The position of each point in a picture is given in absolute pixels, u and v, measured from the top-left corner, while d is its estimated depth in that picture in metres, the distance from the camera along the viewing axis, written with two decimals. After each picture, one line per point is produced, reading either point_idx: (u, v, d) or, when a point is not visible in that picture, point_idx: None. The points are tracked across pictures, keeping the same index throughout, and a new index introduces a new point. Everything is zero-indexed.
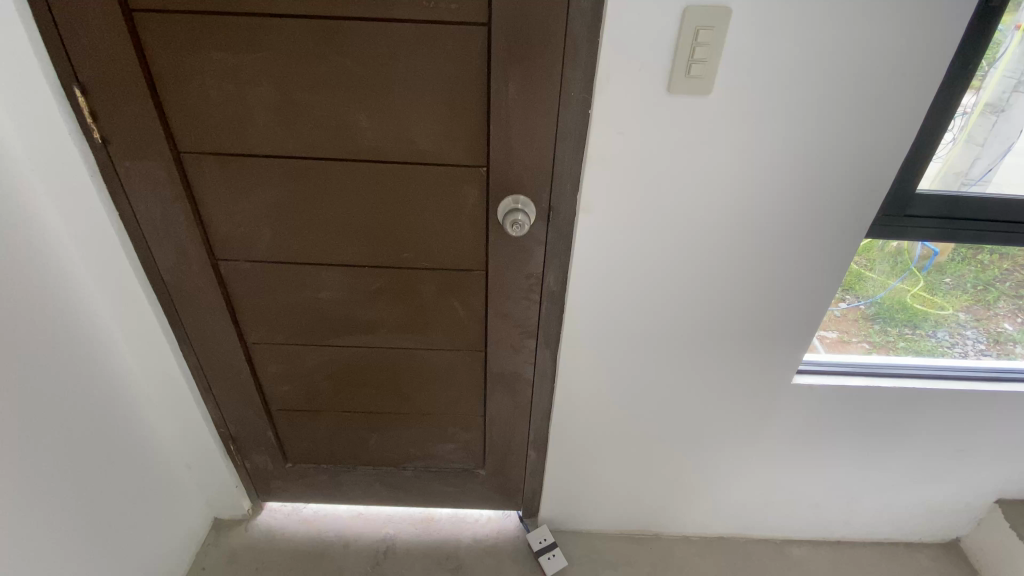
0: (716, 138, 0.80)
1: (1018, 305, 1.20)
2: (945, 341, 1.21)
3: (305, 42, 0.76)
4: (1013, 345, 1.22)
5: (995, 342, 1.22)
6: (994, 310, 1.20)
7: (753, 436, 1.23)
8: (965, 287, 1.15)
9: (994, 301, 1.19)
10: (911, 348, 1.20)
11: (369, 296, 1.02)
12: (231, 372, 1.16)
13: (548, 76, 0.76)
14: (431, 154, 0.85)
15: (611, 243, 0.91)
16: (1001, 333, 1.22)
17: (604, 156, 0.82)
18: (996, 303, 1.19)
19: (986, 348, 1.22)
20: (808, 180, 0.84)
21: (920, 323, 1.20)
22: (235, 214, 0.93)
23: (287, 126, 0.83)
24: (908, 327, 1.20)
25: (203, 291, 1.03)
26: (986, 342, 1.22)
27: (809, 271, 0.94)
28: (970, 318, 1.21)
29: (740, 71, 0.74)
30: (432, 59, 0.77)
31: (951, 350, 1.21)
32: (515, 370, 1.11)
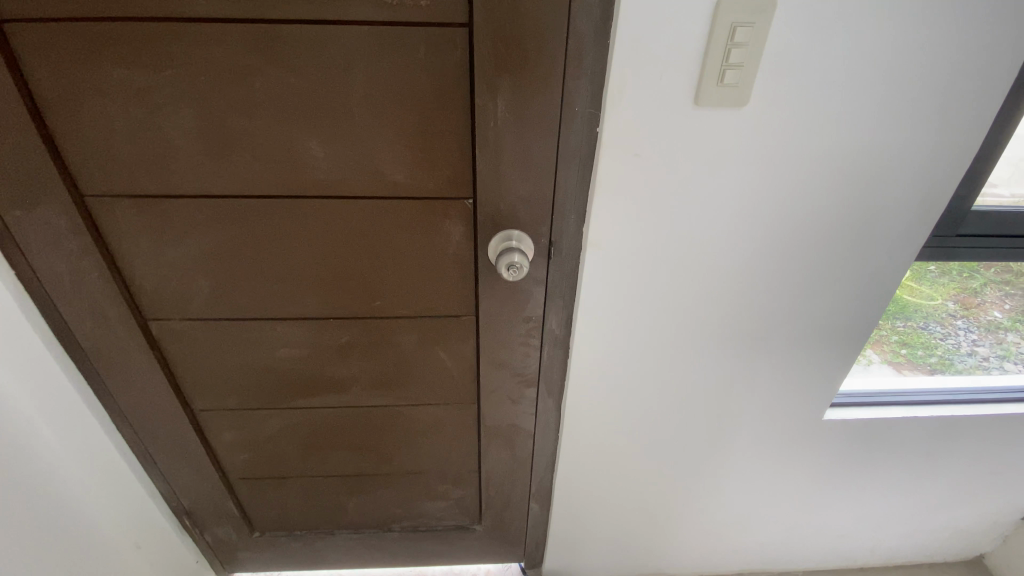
0: (749, 156, 0.66)
1: (1006, 291, 1.09)
2: (937, 333, 1.13)
3: (234, 53, 0.59)
4: (1004, 333, 1.16)
5: (987, 331, 1.16)
6: (982, 297, 1.10)
7: (778, 471, 1.11)
8: (951, 276, 1.03)
9: (982, 289, 1.08)
10: (903, 344, 1.12)
11: (338, 353, 0.86)
12: (177, 442, 0.98)
13: (545, 88, 0.61)
14: (404, 186, 0.69)
15: (623, 281, 0.77)
16: (991, 321, 1.14)
17: (616, 183, 0.67)
18: (983, 290, 1.08)
19: (980, 338, 1.16)
20: (853, 199, 0.72)
21: (912, 315, 1.09)
22: (163, 267, 0.76)
23: (220, 159, 0.66)
24: (900, 319, 1.09)
25: (132, 356, 0.85)
26: (978, 332, 1.15)
27: (849, 299, 0.83)
28: (958, 308, 1.11)
29: (779, 75, 0.60)
30: (401, 71, 0.61)
31: (942, 341, 1.14)
32: (514, 422, 0.97)
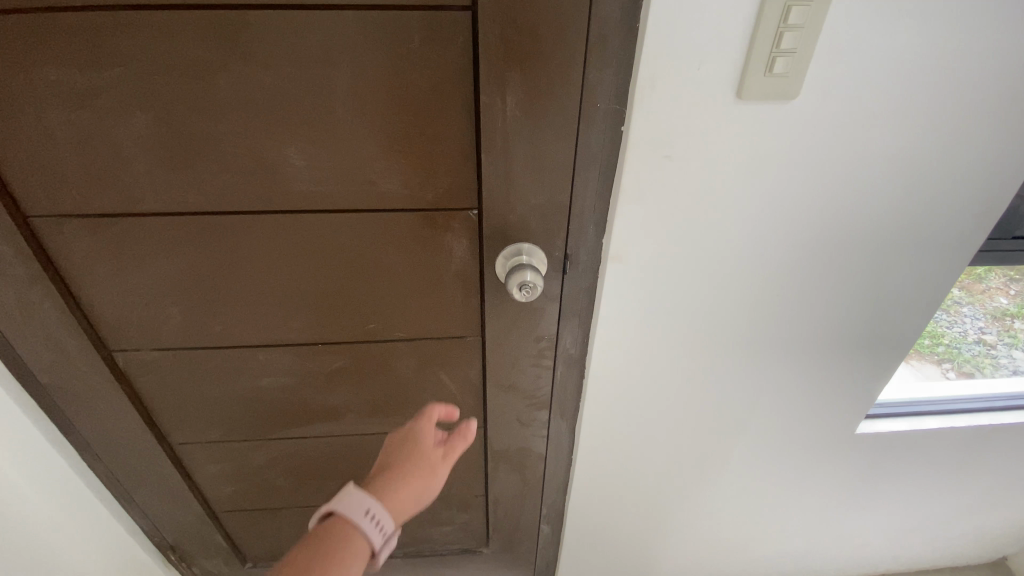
0: (794, 158, 0.58)
1: (1011, 275, 1.00)
2: (943, 322, 1.02)
3: (193, 47, 0.50)
4: (1011, 319, 1.07)
5: (994, 318, 1.06)
6: (987, 283, 1.00)
7: (807, 488, 1.04)
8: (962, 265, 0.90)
9: (987, 275, 0.97)
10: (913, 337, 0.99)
11: (329, 380, 0.78)
12: (156, 477, 0.89)
13: (563, 82, 0.52)
14: (400, 198, 0.60)
15: (645, 296, 0.69)
16: (998, 308, 1.05)
17: (643, 189, 0.59)
18: (989, 276, 0.98)
19: (986, 326, 1.07)
20: (907, 201, 0.64)
21: None
22: (127, 293, 0.66)
23: (185, 172, 0.57)
24: None
25: (97, 390, 0.76)
26: (985, 320, 1.06)
27: (894, 308, 0.75)
28: (964, 295, 1.00)
29: (832, 62, 0.52)
30: (394, 65, 0.52)
31: (947, 330, 1.03)
32: (524, 447, 0.89)
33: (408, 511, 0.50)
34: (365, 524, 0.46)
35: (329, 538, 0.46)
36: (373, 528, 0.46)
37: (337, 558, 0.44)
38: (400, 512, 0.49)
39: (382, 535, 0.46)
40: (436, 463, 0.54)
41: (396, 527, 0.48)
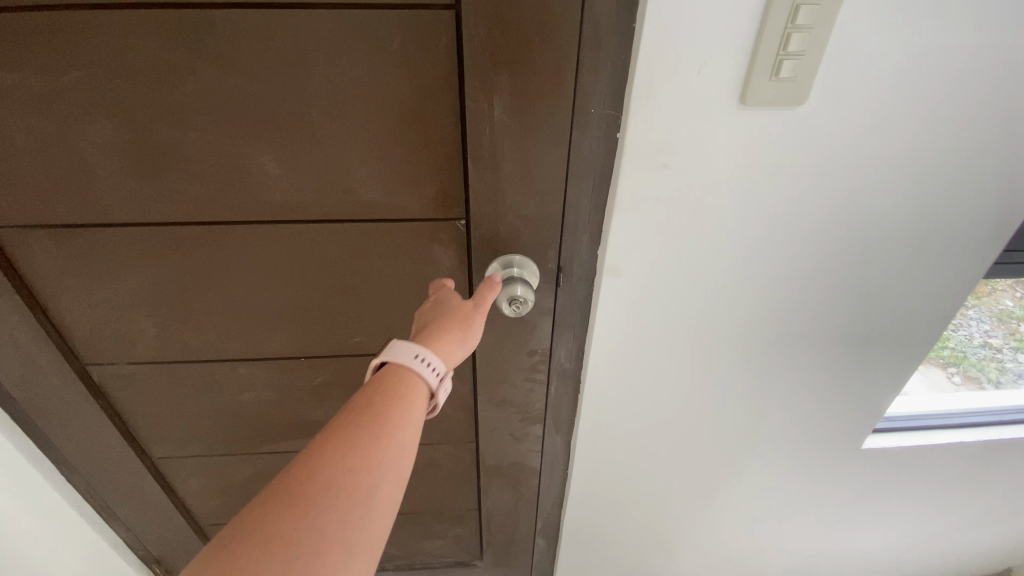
0: (801, 166, 0.55)
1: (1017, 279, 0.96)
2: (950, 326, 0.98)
3: (158, 48, 0.47)
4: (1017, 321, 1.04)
5: (999, 321, 1.03)
6: (993, 285, 0.96)
7: (811, 503, 1.00)
8: None
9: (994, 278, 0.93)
10: None
11: (314, 394, 0.75)
12: (138, 492, 0.87)
13: (553, 86, 0.49)
14: (383, 207, 0.57)
15: (643, 309, 0.66)
16: (1003, 310, 1.01)
17: (640, 199, 0.56)
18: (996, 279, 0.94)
19: (992, 329, 1.03)
20: (921, 210, 0.61)
21: None
22: (98, 306, 0.63)
23: (154, 180, 0.54)
24: None
25: (71, 405, 0.73)
26: (991, 323, 1.02)
27: (904, 320, 0.72)
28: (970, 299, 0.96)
29: (843, 65, 0.49)
30: (374, 68, 0.48)
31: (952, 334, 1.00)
32: (518, 462, 0.86)
33: (458, 350, 0.49)
34: (418, 364, 0.45)
35: (380, 389, 0.43)
36: (428, 368, 0.45)
37: (389, 412, 0.41)
38: (448, 351, 0.48)
39: (437, 370, 0.46)
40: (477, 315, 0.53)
41: (449, 364, 0.48)
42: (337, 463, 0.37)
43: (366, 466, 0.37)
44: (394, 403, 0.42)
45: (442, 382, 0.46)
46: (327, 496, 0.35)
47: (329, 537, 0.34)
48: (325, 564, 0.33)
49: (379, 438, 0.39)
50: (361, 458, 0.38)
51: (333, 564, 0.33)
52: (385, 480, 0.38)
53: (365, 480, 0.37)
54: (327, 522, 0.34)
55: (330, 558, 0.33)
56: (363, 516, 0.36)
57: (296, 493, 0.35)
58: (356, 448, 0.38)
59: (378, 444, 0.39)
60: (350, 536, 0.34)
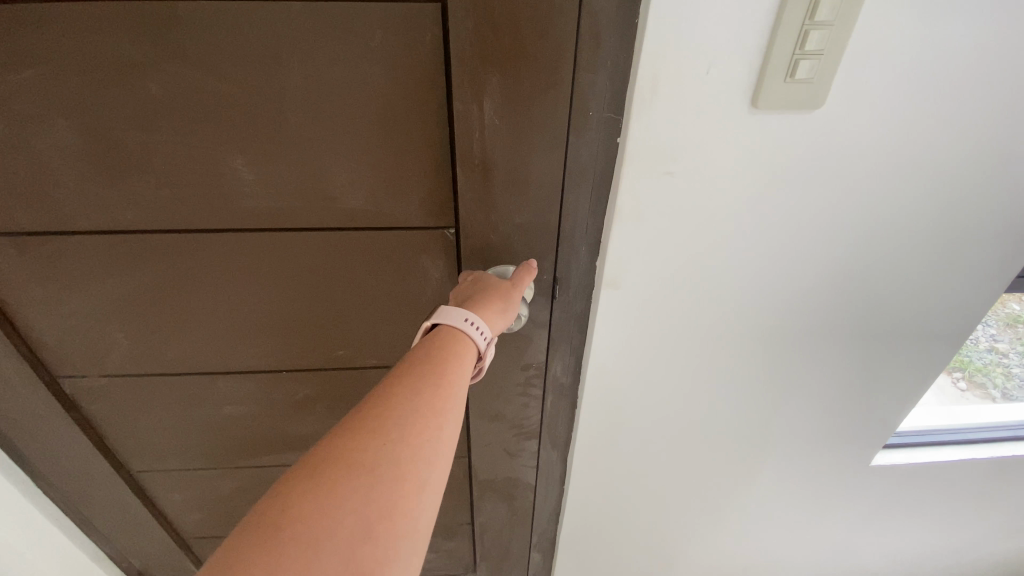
0: (813, 173, 0.51)
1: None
2: None
3: (117, 44, 0.43)
4: None
5: (1008, 325, 0.98)
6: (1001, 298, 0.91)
7: (817, 519, 0.97)
8: None
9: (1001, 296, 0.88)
10: None
11: (298, 407, 0.71)
12: (117, 506, 0.83)
13: (549, 89, 0.45)
14: (367, 215, 0.53)
15: (645, 323, 0.62)
16: None
17: (643, 208, 0.52)
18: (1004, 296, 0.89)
19: (999, 332, 0.99)
20: (942, 219, 0.57)
21: None
22: (67, 317, 0.60)
23: (121, 186, 0.50)
24: None
25: (42, 419, 0.69)
26: (998, 328, 0.98)
27: (920, 334, 0.68)
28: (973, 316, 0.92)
29: (862, 65, 0.45)
30: (353, 66, 0.45)
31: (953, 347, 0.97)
32: (512, 477, 0.82)
33: (503, 318, 0.50)
34: (466, 328, 0.46)
35: (437, 346, 0.44)
36: (476, 332, 0.46)
37: (449, 366, 0.43)
38: (495, 318, 0.49)
39: (483, 335, 0.47)
40: (521, 287, 0.53)
41: (495, 330, 0.49)
42: (407, 406, 0.38)
43: (431, 413, 0.39)
44: (451, 361, 0.43)
45: (488, 347, 0.47)
46: (401, 434, 0.37)
47: (403, 470, 0.35)
48: (400, 493, 0.34)
49: (442, 391, 0.40)
50: (428, 406, 0.39)
51: (406, 495, 0.34)
52: (448, 428, 0.39)
53: (432, 425, 0.38)
54: (401, 457, 0.35)
55: (405, 488, 0.34)
56: (430, 458, 0.37)
57: (372, 431, 0.36)
58: (424, 396, 0.39)
59: (441, 394, 0.40)
60: (420, 472, 0.36)
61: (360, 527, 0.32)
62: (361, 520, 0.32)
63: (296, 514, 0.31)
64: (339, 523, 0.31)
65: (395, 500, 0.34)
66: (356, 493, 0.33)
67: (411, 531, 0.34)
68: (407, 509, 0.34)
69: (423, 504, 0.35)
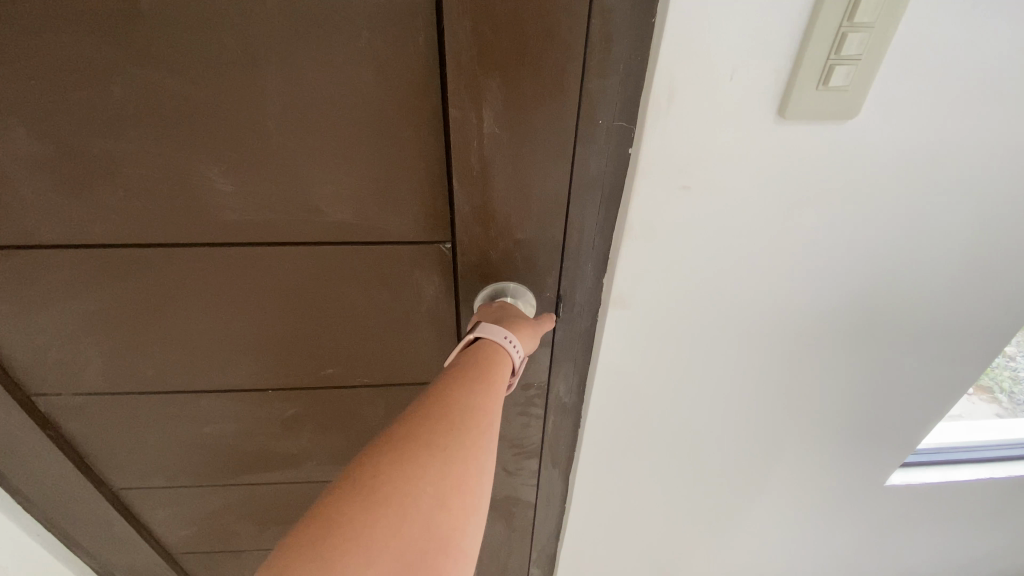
0: (840, 187, 0.47)
1: None
2: None
3: (76, 43, 0.38)
4: None
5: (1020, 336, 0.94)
6: None
7: (826, 538, 0.93)
8: None
9: None
10: None
11: (286, 425, 0.68)
12: (98, 524, 0.80)
13: (555, 96, 0.41)
14: (355, 229, 0.49)
15: (655, 343, 0.58)
16: None
17: (656, 223, 0.48)
18: None
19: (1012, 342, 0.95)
20: (974, 240, 0.53)
21: None
22: (36, 333, 0.56)
23: (86, 197, 0.46)
24: None
25: (16, 439, 0.65)
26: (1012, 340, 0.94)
27: (942, 353, 0.64)
28: None
29: (901, 70, 0.41)
30: (339, 70, 0.40)
31: None
32: (511, 495, 0.79)
33: (534, 341, 0.47)
34: (508, 347, 0.43)
35: (480, 355, 0.42)
36: (515, 353, 0.43)
37: (497, 360, 0.42)
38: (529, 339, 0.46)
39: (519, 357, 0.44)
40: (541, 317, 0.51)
41: (529, 353, 0.46)
42: (471, 391, 0.37)
43: (493, 400, 0.38)
44: (496, 361, 0.42)
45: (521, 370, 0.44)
46: (466, 419, 0.36)
47: (471, 452, 0.34)
48: (471, 473, 0.33)
49: (495, 384, 0.39)
50: (488, 395, 0.38)
51: (474, 475, 0.34)
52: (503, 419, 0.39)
53: (495, 412, 0.37)
54: (468, 440, 0.35)
55: (474, 469, 0.34)
56: (490, 444, 0.36)
57: (436, 416, 0.35)
58: (485, 383, 0.39)
59: (497, 385, 0.39)
60: (484, 455, 0.35)
61: (438, 498, 0.31)
62: (438, 493, 0.31)
63: (382, 481, 0.30)
64: (421, 494, 0.31)
65: (465, 479, 0.33)
66: (434, 467, 0.32)
67: (477, 510, 0.33)
68: (476, 487, 0.33)
69: (485, 486, 0.35)
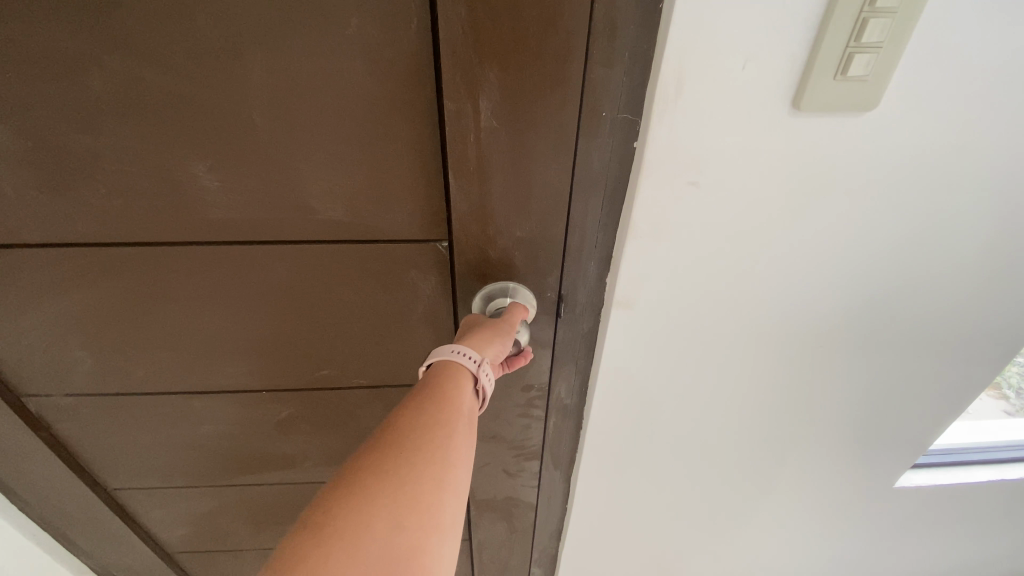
0: (857, 184, 0.45)
1: None
2: None
3: (51, 31, 0.36)
4: None
5: None
6: None
7: (832, 539, 0.92)
8: None
9: None
10: None
11: (281, 426, 0.67)
12: (94, 524, 0.79)
13: (556, 86, 0.39)
14: (347, 227, 0.47)
15: (660, 344, 0.56)
16: None
17: (662, 221, 0.46)
18: None
19: None
20: (993, 241, 0.51)
21: None
22: (22, 332, 0.54)
23: (68, 194, 0.44)
24: None
25: (7, 439, 0.64)
26: None
27: (958, 355, 0.62)
28: None
29: (927, 60, 0.38)
30: (329, 60, 0.38)
31: None
32: (511, 497, 0.77)
33: (495, 344, 0.44)
34: (456, 359, 0.41)
35: (435, 375, 0.40)
36: (470, 361, 0.40)
37: (455, 369, 0.40)
38: (487, 346, 0.43)
39: (476, 363, 0.41)
40: (514, 321, 0.49)
41: (488, 356, 0.42)
42: (424, 409, 0.36)
43: (450, 413, 0.37)
44: (456, 373, 0.40)
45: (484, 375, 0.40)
46: (420, 438, 0.35)
47: (428, 469, 0.33)
48: (427, 490, 0.32)
49: (453, 396, 0.38)
50: (443, 409, 0.37)
51: (435, 492, 0.32)
52: (465, 430, 0.37)
53: (452, 424, 0.36)
54: (424, 458, 0.33)
55: (431, 485, 0.32)
56: (451, 456, 0.35)
57: (388, 442, 0.34)
58: (439, 398, 0.37)
59: (456, 398, 0.38)
60: (444, 469, 0.34)
61: (394, 522, 0.30)
62: (392, 516, 0.30)
63: (333, 516, 0.29)
64: (374, 521, 0.29)
65: (421, 498, 0.32)
66: (386, 492, 0.31)
67: (441, 525, 0.32)
68: (435, 502, 0.32)
69: (449, 500, 0.33)
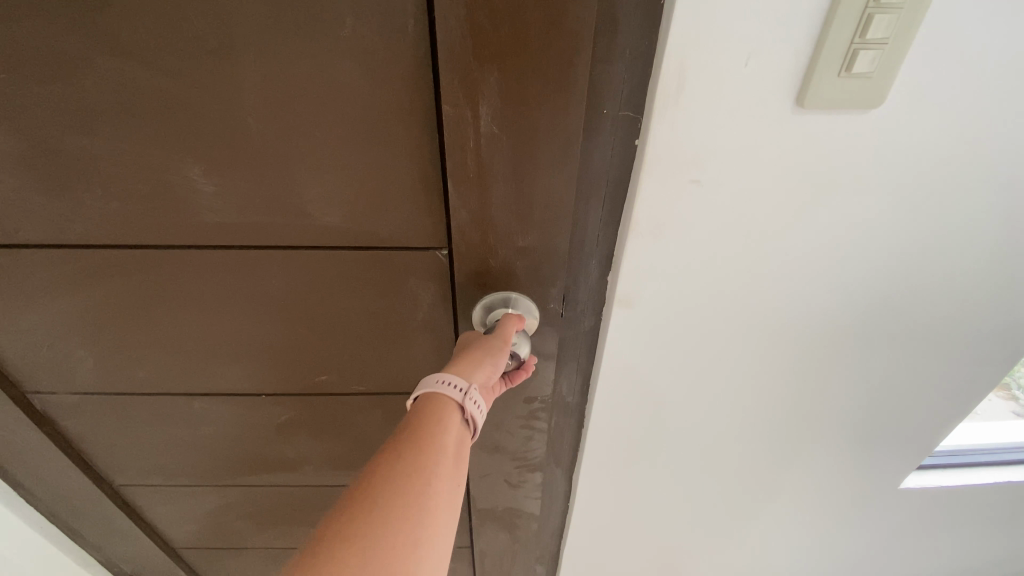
0: (861, 185, 0.45)
1: None
2: None
3: (46, 32, 0.36)
4: None
5: None
6: None
7: (837, 540, 0.91)
8: None
9: None
10: None
11: (282, 430, 0.67)
12: (99, 519, 0.79)
13: (554, 90, 0.38)
14: (345, 231, 0.47)
15: (661, 345, 0.56)
16: None
17: (662, 221, 0.46)
18: None
19: None
20: (1001, 243, 0.50)
21: None
22: (24, 333, 0.54)
23: (66, 194, 0.44)
24: None
25: (12, 432, 0.64)
26: None
27: (964, 356, 0.62)
28: None
29: (937, 59, 0.38)
30: (325, 63, 0.38)
31: None
32: (513, 506, 0.77)
33: (485, 365, 0.43)
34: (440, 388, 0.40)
35: (419, 411, 0.39)
36: (454, 389, 0.40)
37: (437, 407, 0.39)
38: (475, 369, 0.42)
39: (461, 391, 0.40)
40: (508, 332, 0.48)
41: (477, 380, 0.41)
42: (403, 454, 0.35)
43: (436, 448, 0.36)
44: (439, 409, 0.39)
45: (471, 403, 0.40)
46: (397, 485, 0.33)
47: (405, 518, 0.32)
48: (404, 542, 0.31)
49: (433, 437, 0.37)
50: (422, 453, 0.36)
51: (413, 541, 0.31)
52: (445, 472, 0.36)
53: (431, 468, 0.35)
54: (406, 500, 0.33)
55: (408, 535, 0.31)
56: (429, 501, 0.34)
57: (364, 493, 0.33)
58: (418, 440, 0.36)
59: (438, 436, 0.37)
60: (422, 517, 0.33)
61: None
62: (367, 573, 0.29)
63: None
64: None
65: (398, 550, 0.30)
66: (360, 547, 0.30)
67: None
68: (412, 554, 0.31)
69: (428, 548, 0.32)
